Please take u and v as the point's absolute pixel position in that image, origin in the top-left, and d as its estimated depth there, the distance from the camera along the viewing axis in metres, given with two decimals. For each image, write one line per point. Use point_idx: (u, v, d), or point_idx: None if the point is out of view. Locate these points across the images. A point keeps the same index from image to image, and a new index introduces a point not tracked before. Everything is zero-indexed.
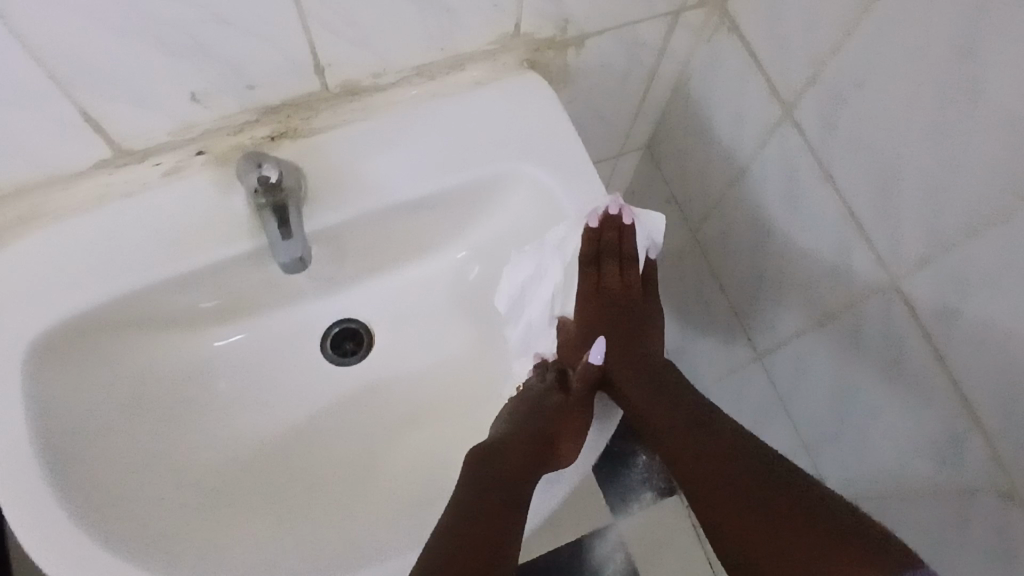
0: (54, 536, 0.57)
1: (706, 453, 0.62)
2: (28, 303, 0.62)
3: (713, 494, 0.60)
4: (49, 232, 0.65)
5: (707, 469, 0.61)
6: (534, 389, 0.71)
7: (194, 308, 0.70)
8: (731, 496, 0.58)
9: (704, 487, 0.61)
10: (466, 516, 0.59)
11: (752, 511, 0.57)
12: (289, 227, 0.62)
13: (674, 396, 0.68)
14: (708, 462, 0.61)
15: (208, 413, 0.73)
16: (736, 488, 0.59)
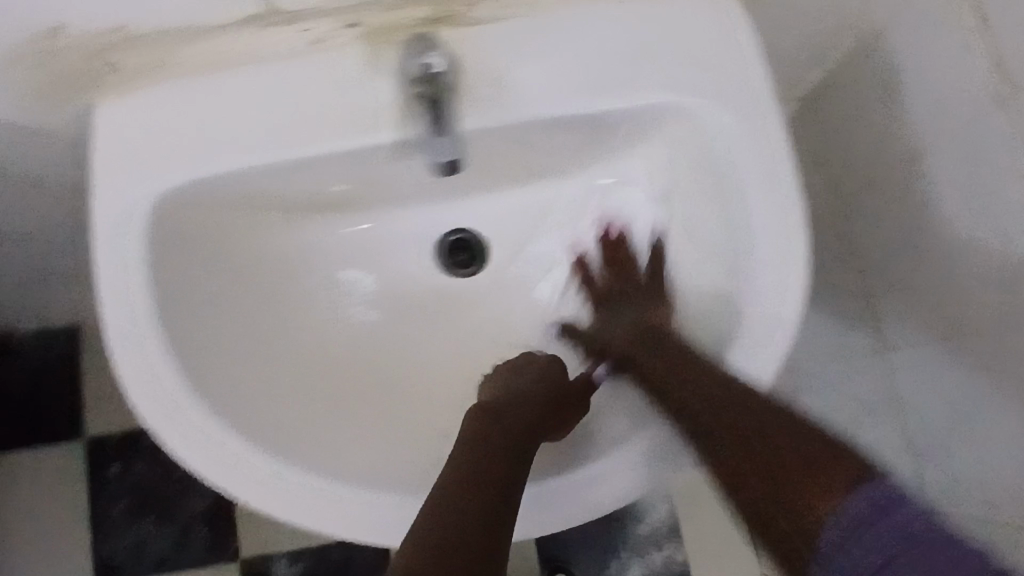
0: (156, 399, 0.56)
1: (756, 418, 0.53)
2: (157, 160, 0.59)
3: (747, 456, 0.51)
4: (191, 85, 0.61)
5: (735, 418, 0.53)
6: (516, 370, 0.61)
7: (309, 191, 0.65)
8: (763, 467, 0.50)
9: (733, 440, 0.52)
10: (466, 468, 0.53)
11: (792, 484, 0.48)
12: (441, 123, 0.57)
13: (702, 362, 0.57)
14: (740, 440, 0.52)
15: (304, 306, 0.68)
16: (766, 472, 0.50)
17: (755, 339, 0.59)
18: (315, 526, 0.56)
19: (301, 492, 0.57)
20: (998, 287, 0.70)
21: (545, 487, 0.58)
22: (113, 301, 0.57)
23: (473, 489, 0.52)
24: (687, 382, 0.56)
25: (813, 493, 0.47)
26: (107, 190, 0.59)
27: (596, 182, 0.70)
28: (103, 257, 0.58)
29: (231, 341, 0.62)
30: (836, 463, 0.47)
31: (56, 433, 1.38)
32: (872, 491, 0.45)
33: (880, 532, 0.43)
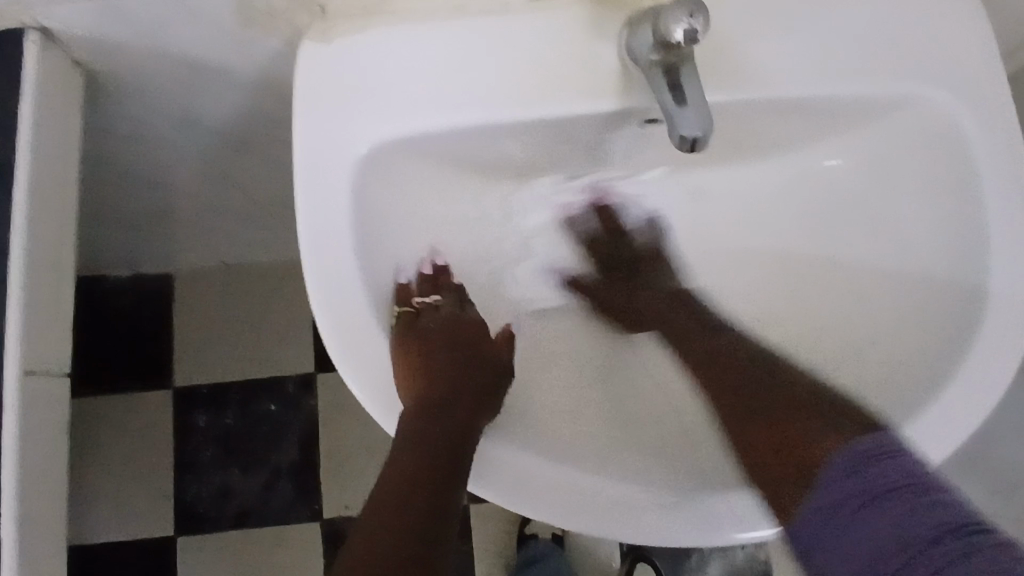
0: (358, 357, 0.55)
1: (729, 383, 0.60)
2: (370, 111, 0.57)
3: (753, 419, 0.57)
4: (398, 34, 0.58)
5: (745, 390, 0.59)
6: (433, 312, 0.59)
7: (507, 155, 0.63)
8: (736, 423, 0.58)
9: (727, 394, 0.59)
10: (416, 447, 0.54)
11: (793, 436, 0.54)
12: (680, 93, 0.52)
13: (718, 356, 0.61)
14: (736, 398, 0.59)
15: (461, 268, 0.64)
16: (766, 441, 0.55)
17: (997, 351, 0.55)
18: (522, 509, 0.54)
19: (514, 471, 0.55)
20: None
21: (529, 472, 0.55)
22: (320, 254, 0.56)
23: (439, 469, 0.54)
24: (695, 333, 0.64)
25: (800, 464, 0.52)
26: (308, 140, 0.57)
27: (817, 165, 0.66)
28: (310, 206, 0.56)
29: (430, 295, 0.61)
30: (846, 428, 0.53)
31: (146, 376, 1.38)
32: (843, 457, 0.50)
33: (850, 484, 0.49)
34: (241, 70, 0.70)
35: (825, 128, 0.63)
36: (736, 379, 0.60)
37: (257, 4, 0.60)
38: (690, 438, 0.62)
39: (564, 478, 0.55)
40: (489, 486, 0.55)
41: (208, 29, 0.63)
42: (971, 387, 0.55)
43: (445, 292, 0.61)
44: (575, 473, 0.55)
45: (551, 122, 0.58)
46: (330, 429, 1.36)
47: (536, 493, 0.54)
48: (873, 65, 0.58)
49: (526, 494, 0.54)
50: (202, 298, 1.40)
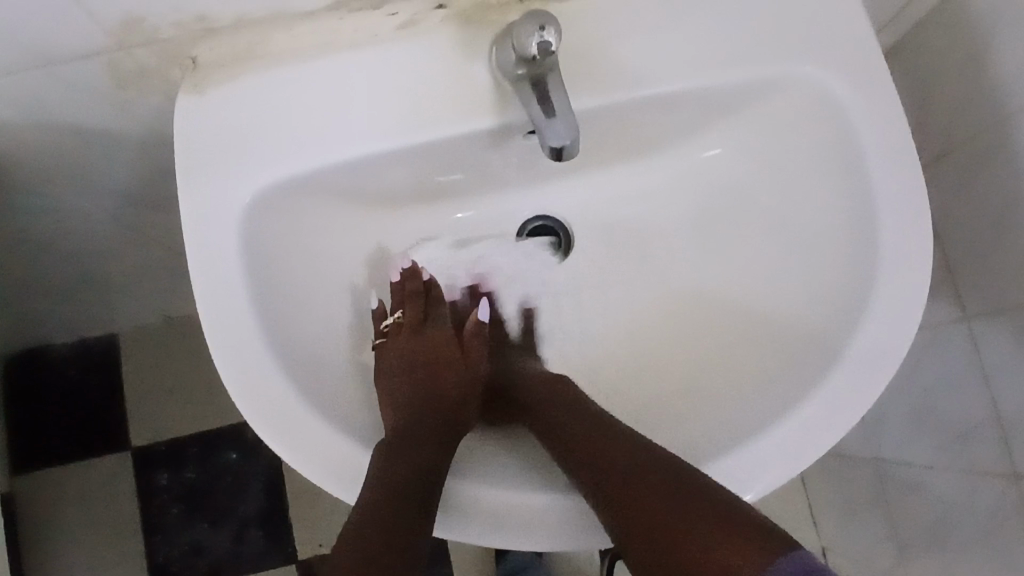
0: (269, 404, 0.55)
1: (606, 464, 0.55)
2: (251, 156, 0.57)
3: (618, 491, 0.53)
4: (272, 78, 0.58)
5: (614, 469, 0.54)
6: (407, 327, 0.63)
7: (400, 182, 0.63)
8: (648, 518, 0.51)
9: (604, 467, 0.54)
10: (397, 447, 0.57)
11: (654, 505, 0.51)
12: (548, 104, 0.52)
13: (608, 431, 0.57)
14: (595, 460, 0.55)
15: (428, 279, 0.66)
16: (651, 513, 0.51)
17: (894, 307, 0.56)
18: (464, 535, 0.55)
19: (455, 498, 0.56)
20: None
21: (484, 499, 0.56)
22: (216, 306, 0.55)
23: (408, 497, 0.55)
24: (567, 416, 0.59)
25: (698, 550, 0.48)
26: (193, 194, 0.57)
27: (702, 154, 0.68)
28: (200, 260, 0.56)
29: (382, 322, 0.64)
30: (736, 539, 0.47)
31: (101, 442, 1.35)
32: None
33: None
34: (128, 130, 0.70)
35: (707, 117, 0.65)
36: (589, 475, 0.55)
37: (126, 64, 0.59)
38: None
39: (509, 501, 0.56)
40: (456, 523, 0.56)
41: (83, 95, 0.63)
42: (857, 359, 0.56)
43: (410, 301, 0.64)
44: (518, 497, 0.56)
45: (433, 145, 0.59)
46: (295, 470, 1.35)
47: (477, 519, 0.55)
48: (739, 53, 0.59)
49: (468, 521, 0.55)
50: (150, 355, 1.38)
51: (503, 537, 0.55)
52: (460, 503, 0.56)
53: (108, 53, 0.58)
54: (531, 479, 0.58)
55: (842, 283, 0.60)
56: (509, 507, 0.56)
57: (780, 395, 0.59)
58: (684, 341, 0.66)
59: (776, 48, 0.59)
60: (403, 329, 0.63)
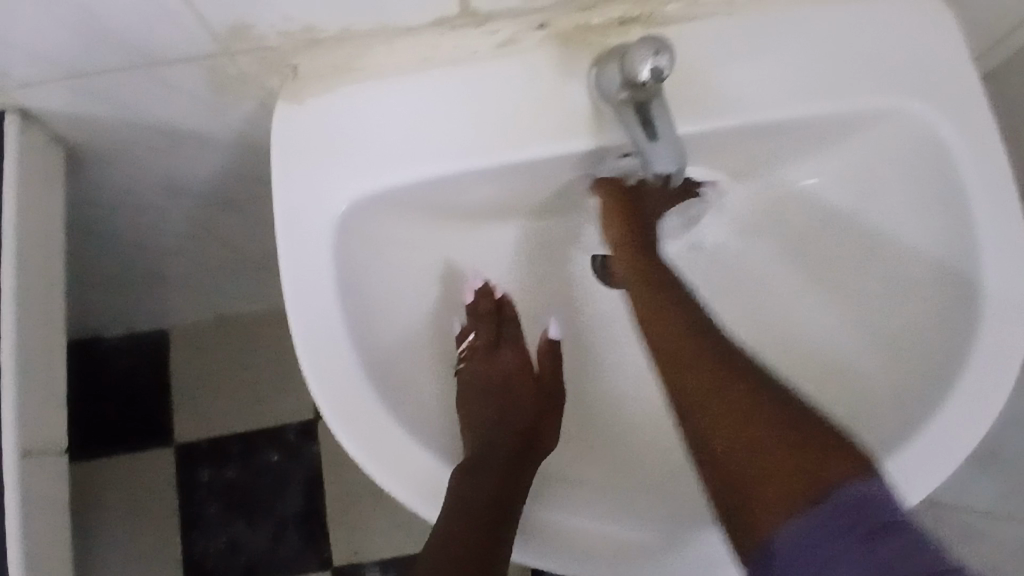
0: (355, 416, 0.54)
1: (719, 402, 0.53)
2: (347, 168, 0.58)
3: (730, 428, 0.52)
4: (371, 90, 0.59)
5: (731, 406, 0.53)
6: (482, 350, 0.63)
7: (487, 199, 0.63)
8: (747, 457, 0.51)
9: (719, 398, 0.53)
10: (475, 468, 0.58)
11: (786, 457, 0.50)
12: (653, 129, 0.52)
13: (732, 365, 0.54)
14: (716, 407, 0.53)
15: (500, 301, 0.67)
16: (776, 460, 0.50)
17: (994, 356, 0.55)
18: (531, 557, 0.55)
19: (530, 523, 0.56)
20: None
21: (571, 533, 0.55)
22: (307, 315, 0.55)
23: (493, 513, 0.56)
24: (693, 346, 0.55)
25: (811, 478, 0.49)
26: (288, 201, 0.57)
27: (798, 184, 0.68)
28: (293, 268, 0.56)
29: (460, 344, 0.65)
30: (828, 458, 0.49)
31: (147, 435, 1.37)
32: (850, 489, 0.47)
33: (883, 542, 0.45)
34: (218, 133, 0.71)
35: (801, 148, 0.64)
36: (726, 416, 0.52)
37: (227, 71, 0.60)
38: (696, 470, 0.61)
39: (583, 528, 0.55)
40: (533, 550, 0.55)
41: (182, 98, 0.64)
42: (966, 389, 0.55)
43: (483, 322, 0.64)
44: (591, 525, 0.55)
45: (528, 164, 0.58)
46: (336, 474, 1.35)
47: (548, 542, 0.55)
48: (841, 84, 0.58)
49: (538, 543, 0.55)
50: (198, 352, 1.40)
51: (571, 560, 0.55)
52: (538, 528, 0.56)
53: (213, 59, 0.59)
54: (611, 506, 0.57)
55: (936, 332, 0.59)
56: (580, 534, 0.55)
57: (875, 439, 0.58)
58: (773, 372, 0.65)
59: (879, 80, 0.58)
60: (477, 350, 0.64)
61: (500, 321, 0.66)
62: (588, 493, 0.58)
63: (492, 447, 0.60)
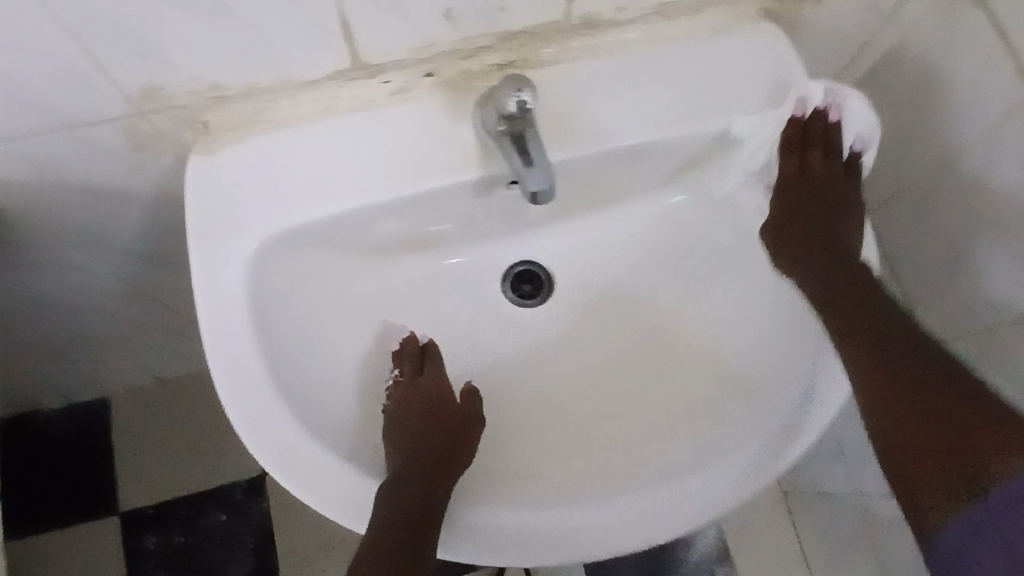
0: (272, 439, 0.58)
1: (920, 412, 0.54)
2: (255, 209, 0.63)
3: (915, 444, 0.53)
4: (278, 139, 0.64)
5: (905, 406, 0.55)
6: (405, 383, 0.66)
7: (392, 233, 0.69)
8: (917, 402, 0.54)
9: (902, 415, 0.55)
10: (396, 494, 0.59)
11: (917, 407, 0.54)
12: (529, 156, 0.58)
13: (903, 347, 0.58)
14: (906, 424, 0.54)
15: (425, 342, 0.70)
16: (939, 449, 0.52)
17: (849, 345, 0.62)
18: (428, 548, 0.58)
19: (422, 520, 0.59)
20: (996, 311, 0.79)
21: (489, 528, 0.59)
22: (222, 346, 0.59)
23: (417, 524, 0.57)
24: (909, 351, 0.57)
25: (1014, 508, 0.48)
26: (200, 242, 0.62)
27: (669, 202, 0.75)
28: (205, 304, 0.60)
29: (370, 368, 0.69)
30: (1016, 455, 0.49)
31: (90, 505, 1.35)
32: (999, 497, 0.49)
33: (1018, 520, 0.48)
34: (142, 190, 0.75)
35: (673, 168, 0.71)
36: (907, 416, 0.54)
37: (143, 129, 0.65)
38: (605, 470, 0.65)
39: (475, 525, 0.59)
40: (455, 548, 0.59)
41: (102, 157, 0.69)
42: None
43: (406, 359, 0.68)
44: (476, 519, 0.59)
45: (424, 196, 0.64)
46: (286, 529, 1.34)
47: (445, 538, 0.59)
48: (698, 109, 0.66)
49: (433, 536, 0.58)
50: (140, 417, 1.39)
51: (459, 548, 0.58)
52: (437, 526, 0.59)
53: (128, 119, 0.64)
54: (522, 501, 0.61)
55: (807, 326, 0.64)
56: (473, 526, 0.59)
57: (776, 411, 0.64)
58: (664, 371, 0.70)
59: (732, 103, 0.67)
60: (395, 390, 0.66)
61: (422, 359, 0.68)
62: (502, 496, 0.62)
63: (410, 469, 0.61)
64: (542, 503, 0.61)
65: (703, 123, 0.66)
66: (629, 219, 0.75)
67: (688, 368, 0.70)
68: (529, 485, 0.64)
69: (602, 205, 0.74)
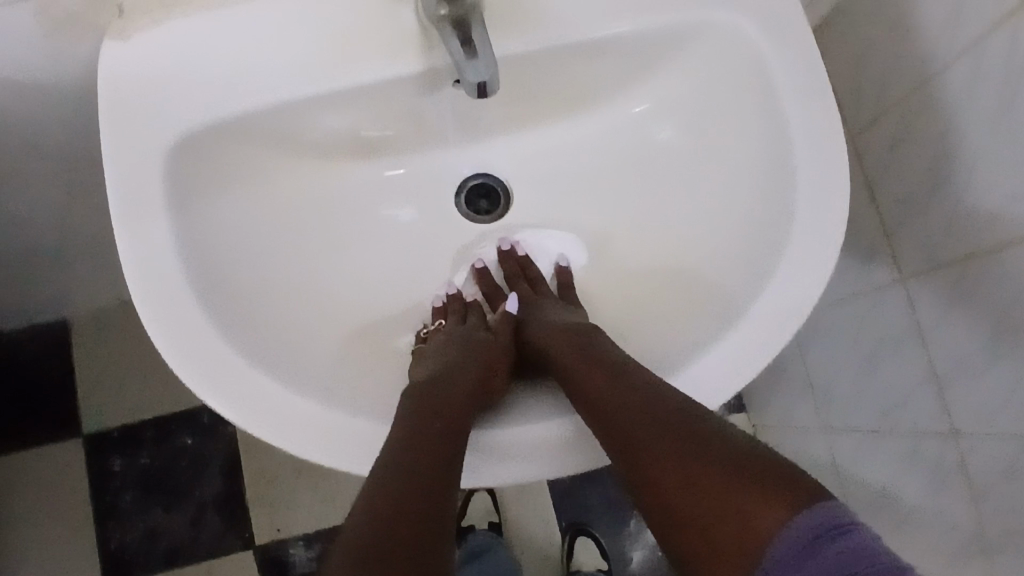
0: (200, 356, 0.55)
1: (671, 471, 0.49)
2: (174, 105, 0.57)
3: (674, 491, 0.49)
4: (196, 23, 0.58)
5: (630, 418, 0.54)
6: (445, 327, 0.64)
7: (332, 133, 0.64)
8: (663, 464, 0.50)
9: (675, 480, 0.49)
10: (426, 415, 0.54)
11: (667, 469, 0.50)
12: (472, 48, 0.52)
13: (645, 403, 0.54)
14: (653, 466, 0.50)
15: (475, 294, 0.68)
16: (686, 490, 0.48)
17: (805, 266, 0.57)
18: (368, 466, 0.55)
19: (357, 433, 0.56)
20: (976, 234, 0.76)
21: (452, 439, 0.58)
22: (143, 258, 0.56)
23: (430, 420, 0.54)
24: (609, 387, 0.56)
25: (757, 515, 0.45)
26: (113, 139, 0.57)
27: (633, 110, 0.69)
28: (120, 208, 0.56)
29: (310, 279, 0.65)
30: (774, 503, 0.45)
31: (53, 427, 1.33)
32: (786, 535, 0.43)
33: (827, 554, 0.41)
34: (63, 85, 0.69)
35: (637, 69, 0.65)
36: (695, 454, 0.49)
37: (49, 11, 0.58)
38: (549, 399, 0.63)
39: None
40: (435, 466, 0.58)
41: (10, 44, 0.62)
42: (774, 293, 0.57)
43: (449, 313, 0.66)
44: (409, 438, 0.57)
45: (361, 91, 0.59)
46: (254, 451, 1.33)
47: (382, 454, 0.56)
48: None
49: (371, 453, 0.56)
50: (99, 341, 1.35)
51: None
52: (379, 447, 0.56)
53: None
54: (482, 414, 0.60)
55: (761, 242, 0.61)
56: None
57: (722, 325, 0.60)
58: (626, 289, 0.67)
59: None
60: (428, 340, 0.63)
61: (465, 312, 0.66)
62: None
63: (446, 379, 0.58)
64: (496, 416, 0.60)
65: (669, 15, 0.60)
66: (591, 126, 0.70)
67: (652, 285, 0.66)
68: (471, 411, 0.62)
69: (562, 113, 0.69)
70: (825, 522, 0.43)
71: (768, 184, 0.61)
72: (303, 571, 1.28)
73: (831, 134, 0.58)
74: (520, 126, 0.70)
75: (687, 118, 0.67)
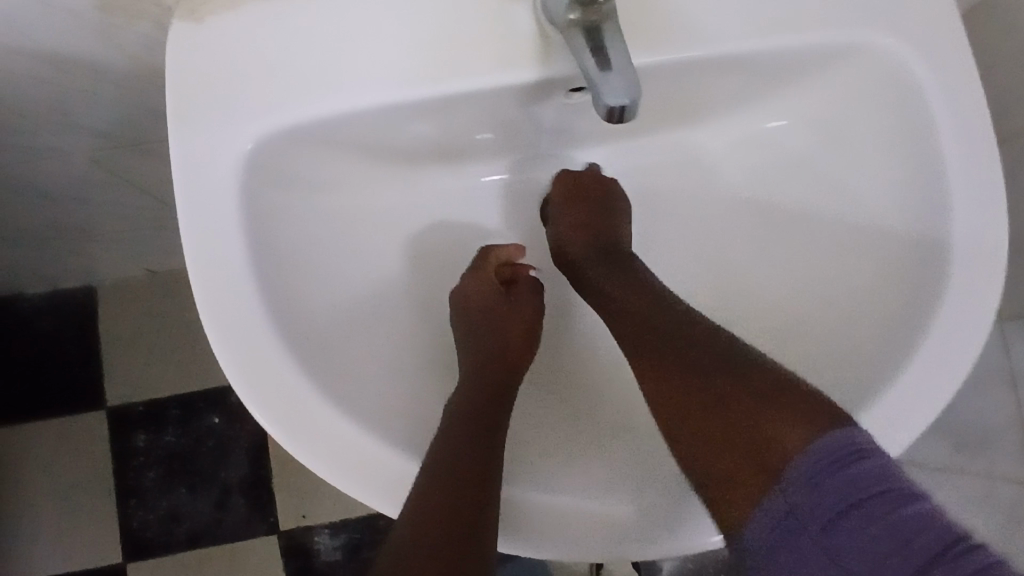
0: (263, 383, 0.48)
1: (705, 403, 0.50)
2: (255, 98, 0.50)
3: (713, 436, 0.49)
4: (284, 9, 0.51)
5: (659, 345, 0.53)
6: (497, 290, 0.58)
7: (421, 139, 0.57)
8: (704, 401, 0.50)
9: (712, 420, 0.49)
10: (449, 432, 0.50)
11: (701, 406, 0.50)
12: (604, 57, 0.45)
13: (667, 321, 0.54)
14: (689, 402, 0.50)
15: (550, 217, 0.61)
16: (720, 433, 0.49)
17: (957, 330, 0.50)
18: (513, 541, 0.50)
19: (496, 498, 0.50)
20: None
21: (551, 514, 0.50)
22: (210, 268, 0.49)
23: (486, 426, 0.51)
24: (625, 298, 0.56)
25: (753, 447, 0.47)
26: (185, 138, 0.50)
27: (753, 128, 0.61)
28: (191, 216, 0.49)
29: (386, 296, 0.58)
30: (796, 422, 0.47)
31: (77, 397, 1.28)
32: (796, 466, 0.46)
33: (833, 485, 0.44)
34: (116, 60, 0.61)
35: (766, 85, 0.58)
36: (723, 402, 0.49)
37: None
38: (648, 454, 0.55)
39: (520, 501, 0.51)
40: (516, 543, 0.50)
41: (66, 16, 0.55)
42: (920, 360, 0.50)
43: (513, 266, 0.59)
44: (516, 504, 0.51)
45: (463, 99, 0.52)
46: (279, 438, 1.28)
47: (516, 525, 0.50)
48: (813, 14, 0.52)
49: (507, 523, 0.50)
50: (126, 312, 1.30)
51: (534, 544, 0.50)
52: (517, 519, 0.50)
53: None
54: (578, 475, 0.53)
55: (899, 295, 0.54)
56: (525, 507, 0.51)
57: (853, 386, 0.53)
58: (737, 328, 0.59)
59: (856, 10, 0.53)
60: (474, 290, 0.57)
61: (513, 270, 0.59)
62: (554, 468, 0.53)
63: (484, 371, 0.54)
64: (583, 483, 0.52)
65: (820, 31, 0.52)
66: (699, 143, 0.62)
67: (768, 324, 0.59)
68: (553, 470, 0.53)
69: (669, 129, 0.62)
70: (933, 536, 0.40)
71: (914, 233, 0.54)
72: (328, 560, 1.24)
73: (988, 183, 0.51)
74: (621, 138, 0.62)
75: (816, 144, 0.59)
